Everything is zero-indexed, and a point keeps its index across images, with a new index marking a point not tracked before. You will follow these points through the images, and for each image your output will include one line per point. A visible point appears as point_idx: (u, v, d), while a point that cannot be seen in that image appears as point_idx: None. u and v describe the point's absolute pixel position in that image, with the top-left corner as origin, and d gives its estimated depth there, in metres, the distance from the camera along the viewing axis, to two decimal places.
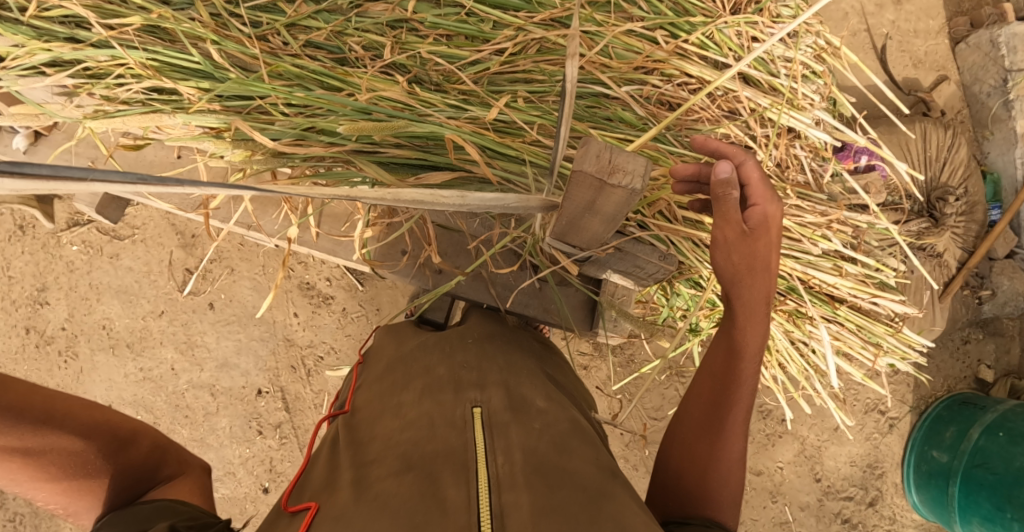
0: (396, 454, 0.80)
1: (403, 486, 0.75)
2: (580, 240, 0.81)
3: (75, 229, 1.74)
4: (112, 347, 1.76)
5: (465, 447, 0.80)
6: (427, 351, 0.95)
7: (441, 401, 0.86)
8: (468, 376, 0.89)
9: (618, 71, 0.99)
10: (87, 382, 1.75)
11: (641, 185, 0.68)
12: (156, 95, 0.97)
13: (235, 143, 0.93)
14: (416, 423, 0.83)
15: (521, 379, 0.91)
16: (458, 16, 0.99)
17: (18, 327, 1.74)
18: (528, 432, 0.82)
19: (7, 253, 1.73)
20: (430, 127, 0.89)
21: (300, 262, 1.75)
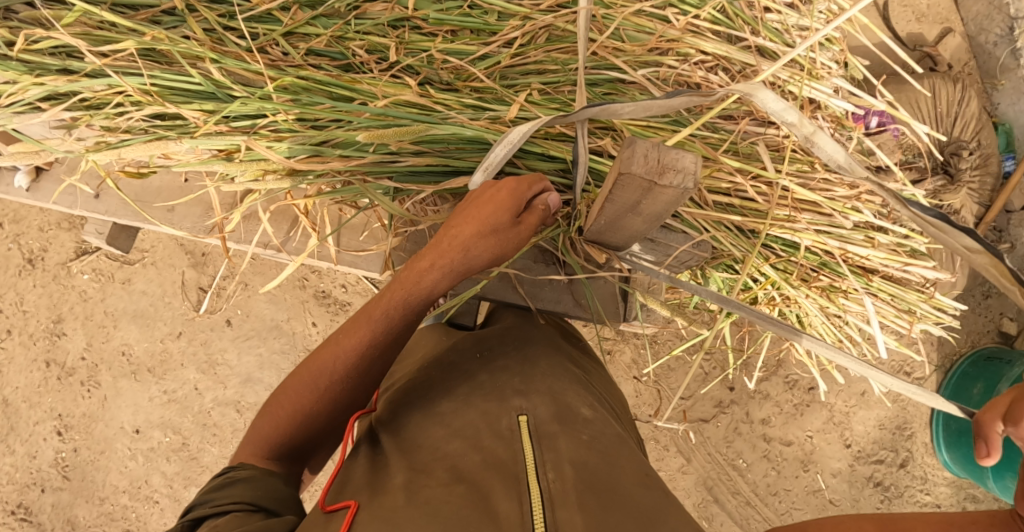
0: (446, 464, 0.78)
1: (458, 495, 0.73)
2: (619, 237, 0.82)
3: (84, 258, 1.88)
4: (134, 373, 1.85)
5: (513, 458, 0.79)
6: (468, 355, 0.96)
7: (485, 410, 0.85)
8: (514, 385, 0.89)
9: (632, 54, 0.98)
10: (113, 408, 1.88)
11: (693, 182, 0.66)
12: (158, 122, 0.96)
13: (250, 161, 0.92)
14: (463, 429, 0.83)
15: (566, 387, 0.91)
16: (461, 10, 0.97)
17: (40, 361, 1.90)
18: (577, 442, 0.81)
19: (21, 287, 1.90)
20: (452, 129, 0.88)
21: (312, 271, 1.76)
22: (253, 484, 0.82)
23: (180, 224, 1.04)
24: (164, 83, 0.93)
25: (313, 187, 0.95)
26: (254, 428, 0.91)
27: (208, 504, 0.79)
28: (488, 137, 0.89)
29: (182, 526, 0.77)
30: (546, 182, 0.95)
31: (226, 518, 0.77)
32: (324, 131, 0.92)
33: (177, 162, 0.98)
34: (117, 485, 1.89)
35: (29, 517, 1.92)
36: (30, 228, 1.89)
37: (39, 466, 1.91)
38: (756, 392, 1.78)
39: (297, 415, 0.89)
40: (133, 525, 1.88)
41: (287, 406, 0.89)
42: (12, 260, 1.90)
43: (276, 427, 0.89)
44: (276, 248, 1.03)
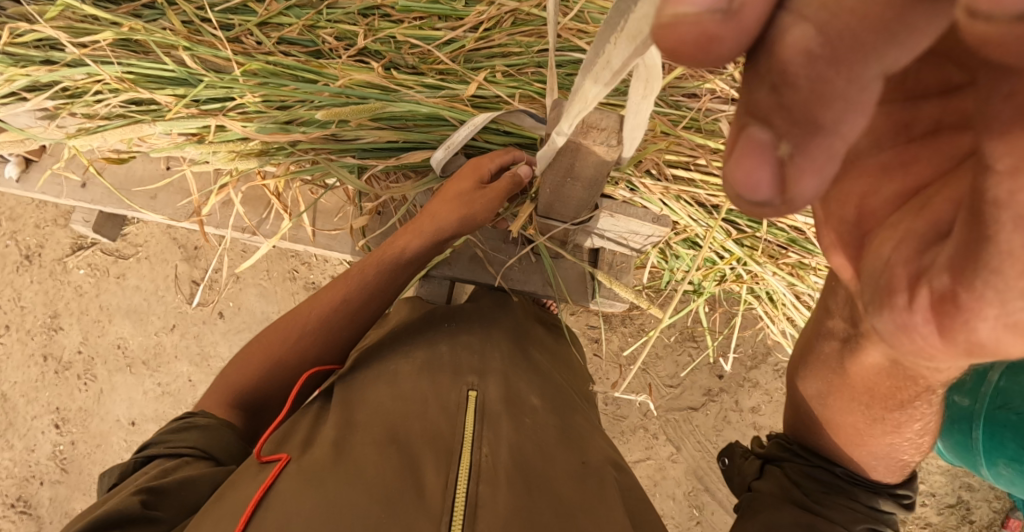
0: (384, 430, 0.80)
1: (388, 457, 0.76)
2: (569, 208, 0.87)
3: (80, 253, 1.90)
4: (129, 366, 1.88)
5: (453, 431, 0.80)
6: (432, 324, 0.98)
7: (436, 382, 0.86)
8: (469, 362, 0.90)
9: (596, 36, 0.98)
10: (109, 400, 1.91)
11: (616, 140, 0.69)
12: (134, 107, 0.97)
13: (218, 144, 0.94)
14: (410, 398, 0.84)
15: (521, 374, 0.91)
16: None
17: (37, 356, 1.95)
18: (520, 428, 0.82)
19: (18, 283, 1.95)
20: (408, 106, 0.89)
21: (302, 264, 1.77)
22: (208, 432, 0.86)
23: (162, 210, 1.06)
24: (139, 71, 0.95)
25: (281, 167, 0.97)
26: (224, 377, 0.96)
27: (161, 444, 0.83)
28: (444, 112, 0.90)
29: (133, 462, 0.82)
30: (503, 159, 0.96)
31: (176, 464, 0.81)
32: (289, 113, 0.93)
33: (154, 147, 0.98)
34: (115, 475, 1.94)
35: (28, 509, 1.97)
36: (27, 225, 1.93)
37: (37, 459, 1.97)
38: (745, 380, 1.78)
39: (267, 365, 0.93)
40: None
41: (259, 355, 0.94)
42: (9, 256, 1.94)
43: (245, 374, 0.93)
44: (255, 231, 1.04)
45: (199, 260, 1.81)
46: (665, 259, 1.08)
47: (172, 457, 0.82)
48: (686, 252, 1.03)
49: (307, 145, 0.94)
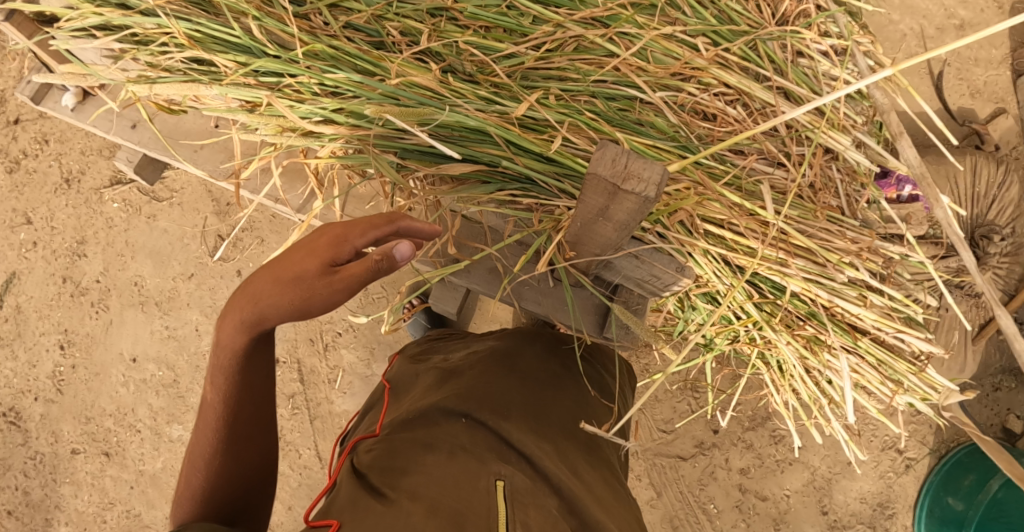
0: (429, 499, 0.93)
1: (433, 530, 0.89)
2: (594, 245, 0.86)
3: (117, 187, 1.95)
4: (141, 304, 1.91)
5: (487, 510, 0.94)
6: (459, 404, 1.11)
7: (471, 465, 1.00)
8: (497, 451, 1.05)
9: (654, 75, 1.00)
10: (115, 333, 1.95)
11: (655, 193, 0.68)
12: (196, 66, 1.00)
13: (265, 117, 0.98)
14: (447, 474, 0.98)
15: (543, 457, 1.06)
16: (497, 8, 0.99)
17: (58, 276, 2.02)
18: (545, 519, 0.97)
19: (56, 205, 2.03)
20: (457, 117, 0.92)
21: None
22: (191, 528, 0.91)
23: (203, 165, 1.09)
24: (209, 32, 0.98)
25: (323, 149, 1.00)
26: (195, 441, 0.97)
27: None
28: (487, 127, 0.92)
29: None
30: (540, 185, 0.95)
31: None
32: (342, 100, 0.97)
33: (207, 106, 1.01)
34: (105, 406, 1.98)
35: (18, 420, 2.09)
36: (72, 149, 2.01)
37: (37, 375, 2.05)
38: (738, 439, 1.75)
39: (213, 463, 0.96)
40: (113, 447, 1.99)
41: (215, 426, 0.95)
42: (52, 178, 2.03)
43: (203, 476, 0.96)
44: (290, 205, 1.08)
45: (225, 216, 1.83)
46: (681, 308, 1.08)
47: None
48: (703, 306, 1.03)
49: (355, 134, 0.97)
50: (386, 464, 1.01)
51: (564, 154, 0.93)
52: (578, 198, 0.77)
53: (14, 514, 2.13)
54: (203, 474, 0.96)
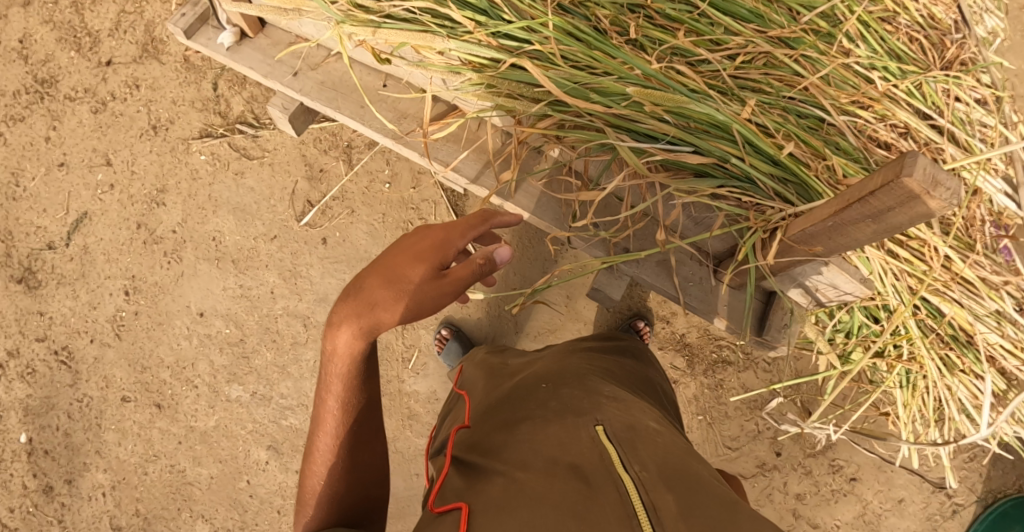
0: (548, 458, 0.98)
1: (555, 490, 0.93)
2: (833, 242, 0.95)
3: (206, 140, 1.94)
4: (217, 260, 1.90)
5: (599, 456, 0.97)
6: (535, 384, 1.16)
7: (568, 424, 1.03)
8: (583, 403, 1.06)
9: (837, 100, 1.12)
10: (185, 285, 1.93)
11: (956, 200, 0.78)
12: (423, 17, 1.10)
13: (498, 81, 1.09)
14: (554, 436, 1.01)
15: (637, 408, 1.08)
16: (689, 14, 1.11)
17: (132, 222, 2.01)
18: (654, 446, 0.99)
19: (139, 150, 2.02)
20: (708, 110, 1.05)
21: (419, 218, 1.76)
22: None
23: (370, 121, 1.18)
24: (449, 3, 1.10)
25: (548, 120, 1.11)
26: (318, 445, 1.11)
27: None
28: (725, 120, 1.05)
29: None
30: (759, 185, 1.09)
31: None
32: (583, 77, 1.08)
33: (423, 58, 1.10)
34: (162, 356, 1.97)
35: (69, 360, 2.07)
36: (164, 98, 2.01)
37: (96, 317, 2.04)
38: (797, 464, 1.78)
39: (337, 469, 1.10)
40: (165, 400, 1.96)
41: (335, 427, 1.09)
42: (139, 123, 2.02)
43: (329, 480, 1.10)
44: (468, 177, 1.20)
45: (316, 181, 1.82)
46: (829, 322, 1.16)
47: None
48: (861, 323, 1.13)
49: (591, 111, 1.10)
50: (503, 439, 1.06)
51: (785, 155, 1.06)
52: (857, 195, 0.85)
53: (51, 454, 2.11)
54: (326, 479, 1.10)
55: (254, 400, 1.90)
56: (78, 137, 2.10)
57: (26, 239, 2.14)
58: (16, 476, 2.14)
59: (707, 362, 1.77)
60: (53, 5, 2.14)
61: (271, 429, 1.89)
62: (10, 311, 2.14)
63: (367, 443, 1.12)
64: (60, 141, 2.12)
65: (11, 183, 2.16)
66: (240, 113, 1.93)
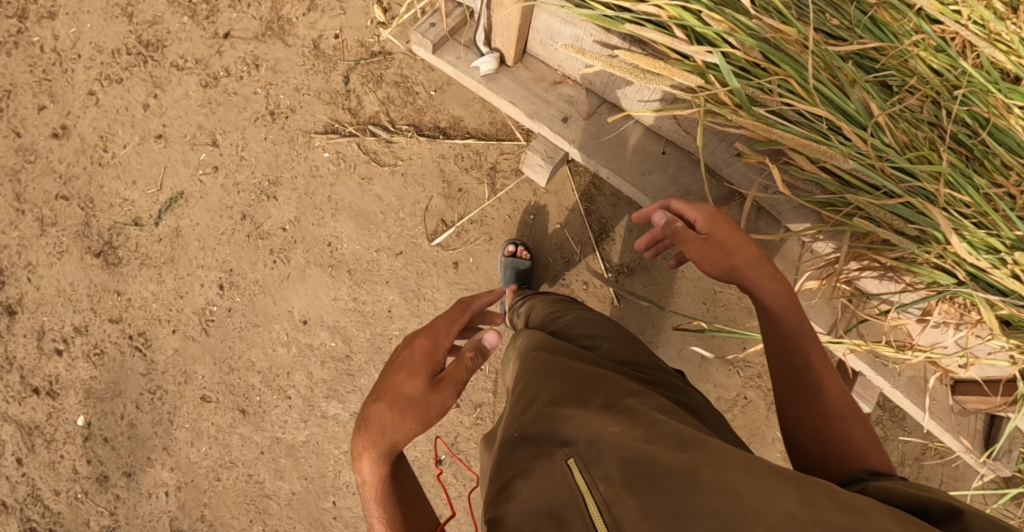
0: (523, 513, 0.84)
1: None
2: None
3: (331, 136, 1.82)
4: (330, 267, 1.78)
5: (571, 496, 0.84)
6: (514, 411, 1.03)
7: (535, 467, 0.89)
8: (546, 421, 0.94)
9: None
10: (290, 288, 1.81)
11: None
12: (804, 118, 1.25)
13: (874, 207, 1.22)
14: (527, 482, 0.88)
15: (596, 409, 0.94)
16: (963, 150, 1.22)
17: (235, 211, 1.86)
18: (611, 444, 0.85)
19: (252, 135, 1.88)
20: None
21: (560, 257, 1.73)
22: None
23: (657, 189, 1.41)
24: (823, 132, 1.25)
25: (899, 253, 1.27)
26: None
27: None
28: None
29: None
30: None
31: None
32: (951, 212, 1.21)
33: (795, 162, 1.26)
34: (252, 357, 1.84)
35: (144, 347, 1.93)
36: (287, 83, 1.88)
37: (182, 307, 1.89)
38: None
39: None
40: (252, 407, 1.85)
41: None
42: (257, 107, 1.89)
43: None
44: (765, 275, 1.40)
45: (453, 200, 1.74)
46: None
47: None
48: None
49: (946, 253, 1.23)
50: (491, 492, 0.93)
51: None
52: None
53: (111, 443, 1.98)
54: None
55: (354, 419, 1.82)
56: (182, 109, 1.95)
57: (109, 210, 1.99)
58: (69, 459, 1.99)
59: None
60: None
61: None
62: (83, 284, 1.99)
63: None
64: (161, 110, 1.97)
65: (99, 148, 2.01)
66: (372, 113, 1.81)
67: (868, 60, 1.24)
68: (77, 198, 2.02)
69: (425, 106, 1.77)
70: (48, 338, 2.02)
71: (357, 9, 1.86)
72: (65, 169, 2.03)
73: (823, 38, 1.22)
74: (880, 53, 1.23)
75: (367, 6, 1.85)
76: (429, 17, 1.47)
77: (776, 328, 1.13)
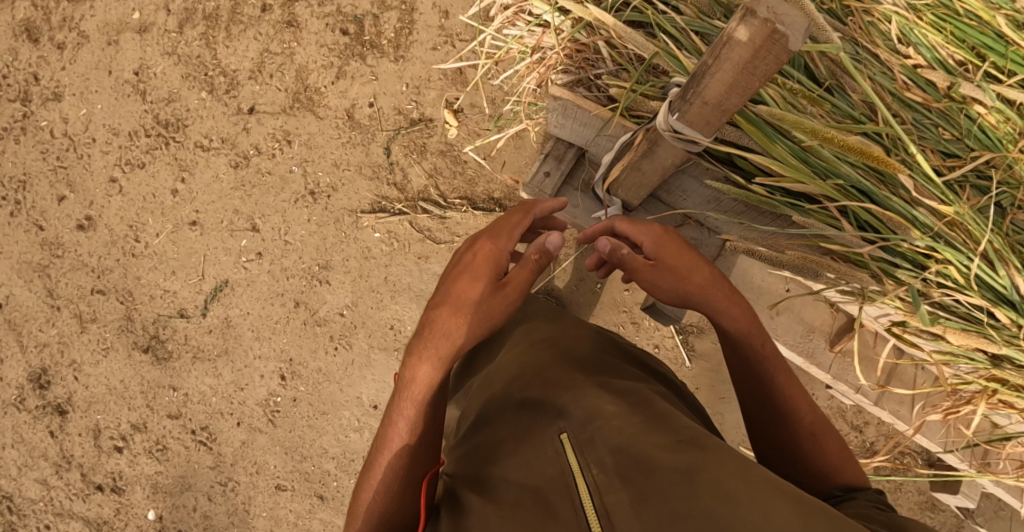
0: (516, 485, 0.93)
1: (526, 511, 0.87)
2: None
3: (381, 215, 1.77)
4: (396, 349, 1.78)
5: (565, 474, 0.90)
6: (523, 385, 1.11)
7: (529, 446, 0.97)
8: (551, 402, 1.01)
9: None
10: (355, 374, 1.80)
11: None
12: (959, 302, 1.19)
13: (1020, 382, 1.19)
14: (522, 462, 0.95)
15: (593, 392, 1.01)
16: None
17: (288, 298, 1.81)
18: (608, 429, 0.91)
19: (293, 217, 1.80)
20: None
21: (631, 322, 1.71)
22: None
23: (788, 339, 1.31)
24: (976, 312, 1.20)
25: None
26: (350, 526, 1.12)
27: None
28: None
29: None
30: None
31: None
32: None
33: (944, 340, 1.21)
34: (324, 444, 1.83)
35: (209, 441, 1.89)
36: (324, 158, 1.80)
37: (244, 398, 1.85)
38: None
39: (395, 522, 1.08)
40: (330, 492, 1.84)
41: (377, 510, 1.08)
42: (294, 186, 1.81)
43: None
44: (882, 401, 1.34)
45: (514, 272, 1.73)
46: None
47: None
48: None
49: None
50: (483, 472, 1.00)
51: None
52: None
53: None
54: None
55: None
56: (215, 193, 1.86)
57: (150, 302, 1.91)
58: None
59: (891, 468, 1.73)
60: (178, 35, 1.90)
61: None
62: (135, 382, 1.92)
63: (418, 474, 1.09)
64: (191, 195, 1.88)
65: (130, 237, 1.92)
66: (421, 187, 1.77)
67: (980, 178, 1.17)
68: (113, 291, 1.93)
69: (476, 177, 1.75)
70: (105, 437, 1.94)
71: (389, 74, 1.79)
72: (96, 262, 1.94)
73: (937, 158, 1.16)
74: (991, 165, 1.16)
75: (401, 72, 1.78)
76: (541, 166, 1.41)
77: (737, 349, 1.13)
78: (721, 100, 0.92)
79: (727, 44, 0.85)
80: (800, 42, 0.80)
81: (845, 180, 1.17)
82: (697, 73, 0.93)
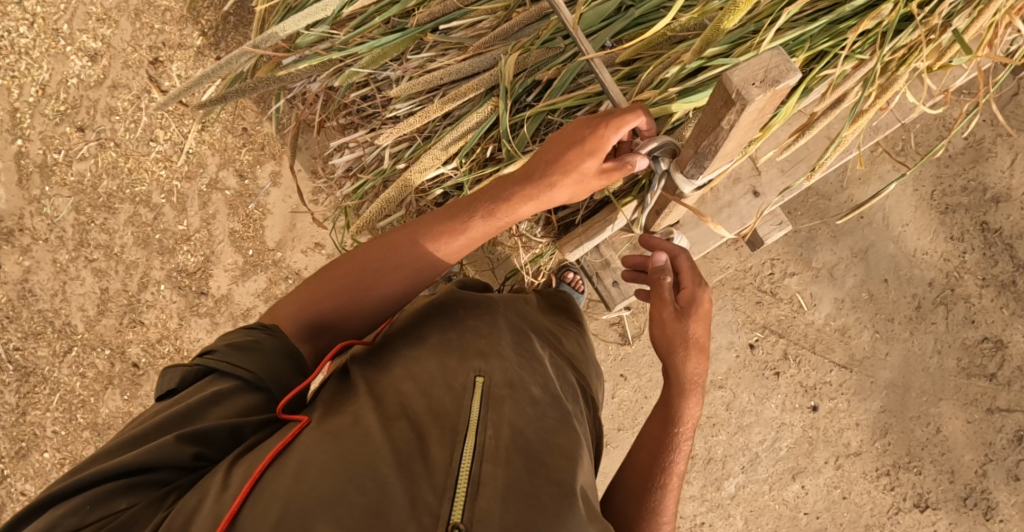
0: (403, 405, 0.82)
1: (399, 431, 0.78)
2: None
3: None
4: (609, 446, 1.68)
5: (457, 413, 0.80)
6: (447, 310, 1.00)
7: (441, 366, 0.87)
8: (478, 347, 0.91)
9: None
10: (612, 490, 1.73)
11: None
12: None
13: None
14: (415, 382, 0.85)
15: (524, 366, 0.91)
16: None
17: None
18: (525, 414, 0.83)
19: None
20: None
21: None
22: (220, 376, 0.83)
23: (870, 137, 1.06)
24: None
25: None
26: (302, 289, 0.96)
27: (214, 356, 0.85)
28: None
29: (195, 370, 0.84)
30: None
31: (201, 382, 0.83)
32: None
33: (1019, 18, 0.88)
34: None
35: None
36: None
37: None
38: None
39: (347, 304, 0.94)
40: None
41: (349, 278, 0.94)
42: None
43: (327, 301, 0.94)
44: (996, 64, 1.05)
45: (584, 310, 1.66)
46: None
47: (226, 372, 0.83)
48: None
49: None
50: (372, 374, 0.90)
51: None
52: None
53: None
54: (357, 298, 0.94)
55: (751, 471, 1.73)
56: None
57: None
58: None
59: None
60: None
61: (784, 468, 1.72)
62: None
63: (372, 314, 0.96)
64: None
65: None
66: None
67: None
68: None
69: None
70: None
71: None
72: None
73: None
74: None
75: None
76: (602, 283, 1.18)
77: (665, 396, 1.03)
78: (733, 150, 0.75)
79: (731, 130, 0.65)
80: (799, 72, 0.60)
81: (809, 33, 0.88)
82: (695, 138, 0.72)
